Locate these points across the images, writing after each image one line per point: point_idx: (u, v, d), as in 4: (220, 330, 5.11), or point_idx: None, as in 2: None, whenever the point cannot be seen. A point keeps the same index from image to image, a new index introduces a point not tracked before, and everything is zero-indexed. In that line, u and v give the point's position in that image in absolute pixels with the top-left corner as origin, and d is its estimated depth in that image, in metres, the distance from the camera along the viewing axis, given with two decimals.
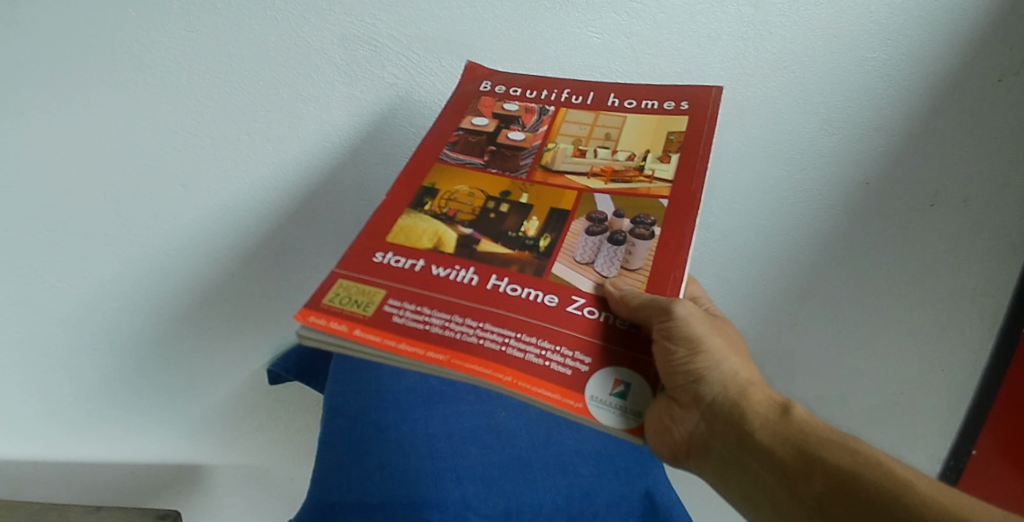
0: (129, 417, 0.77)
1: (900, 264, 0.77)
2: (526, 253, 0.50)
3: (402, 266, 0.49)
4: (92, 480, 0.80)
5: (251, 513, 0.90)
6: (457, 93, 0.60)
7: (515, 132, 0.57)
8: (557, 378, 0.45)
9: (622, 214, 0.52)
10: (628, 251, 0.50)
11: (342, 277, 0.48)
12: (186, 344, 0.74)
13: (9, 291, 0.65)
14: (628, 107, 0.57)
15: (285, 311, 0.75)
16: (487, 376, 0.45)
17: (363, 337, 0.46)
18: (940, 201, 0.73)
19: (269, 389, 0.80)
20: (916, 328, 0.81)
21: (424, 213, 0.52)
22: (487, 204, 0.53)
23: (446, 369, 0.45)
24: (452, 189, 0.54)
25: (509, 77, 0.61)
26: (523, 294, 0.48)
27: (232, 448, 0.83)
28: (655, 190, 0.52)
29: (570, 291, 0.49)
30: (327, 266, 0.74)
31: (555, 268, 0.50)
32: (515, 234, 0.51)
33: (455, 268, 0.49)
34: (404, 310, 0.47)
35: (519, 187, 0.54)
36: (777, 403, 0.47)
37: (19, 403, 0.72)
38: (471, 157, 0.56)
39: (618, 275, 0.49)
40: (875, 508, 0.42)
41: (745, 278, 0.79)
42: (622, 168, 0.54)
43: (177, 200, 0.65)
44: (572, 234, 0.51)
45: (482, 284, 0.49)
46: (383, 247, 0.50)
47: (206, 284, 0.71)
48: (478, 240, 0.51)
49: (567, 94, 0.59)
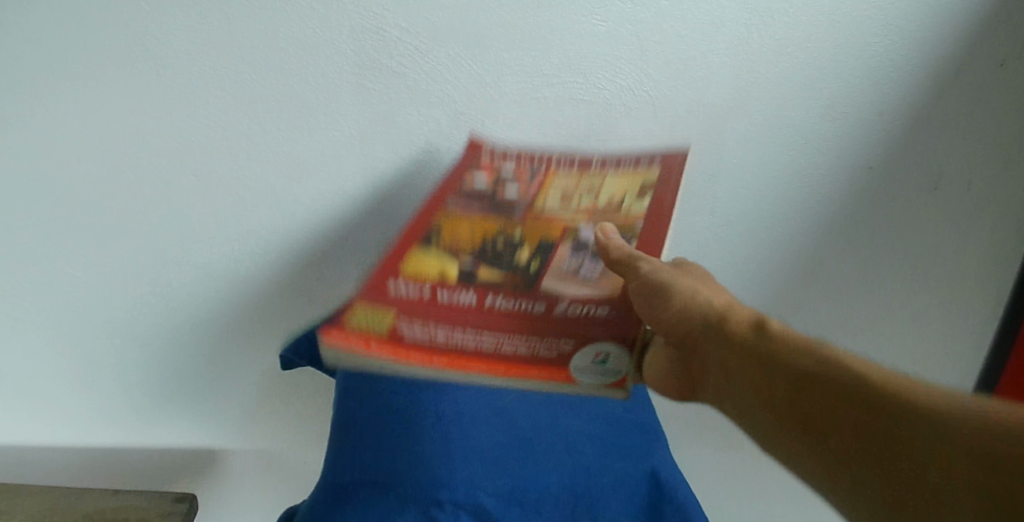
0: (146, 402, 0.79)
1: (904, 250, 0.79)
2: (516, 277, 0.58)
3: (410, 292, 0.55)
4: (115, 462, 0.83)
5: (270, 500, 0.91)
6: (460, 160, 0.62)
7: (510, 189, 0.59)
8: (541, 360, 0.57)
9: (591, 244, 0.59)
10: (602, 266, 0.58)
11: (362, 302, 0.55)
12: (203, 328, 0.76)
13: (39, 272, 0.69)
14: (608, 160, 0.60)
15: (299, 296, 0.76)
16: (482, 369, 0.56)
17: (381, 351, 0.54)
18: (942, 185, 0.74)
19: (283, 375, 0.80)
20: (918, 311, 0.84)
21: (430, 250, 0.56)
22: (485, 242, 0.58)
23: (447, 368, 0.55)
24: (452, 237, 0.57)
25: (509, 152, 0.62)
26: (515, 305, 0.57)
27: (248, 431, 0.84)
28: (623, 217, 0.58)
29: (554, 299, 0.57)
30: (339, 253, 0.74)
31: (543, 283, 0.58)
32: (510, 262, 0.58)
33: (457, 288, 0.56)
34: (414, 327, 0.55)
35: (514, 224, 0.58)
36: (753, 319, 0.49)
37: (49, 380, 0.76)
38: (469, 211, 0.58)
39: (587, 285, 0.58)
40: (901, 418, 0.40)
41: (752, 263, 0.80)
42: (602, 208, 0.59)
43: (192, 189, 0.67)
44: (555, 256, 0.59)
45: (480, 303, 0.57)
46: (398, 273, 0.56)
47: (219, 271, 0.72)
48: (477, 273, 0.57)
49: (561, 156, 0.61)
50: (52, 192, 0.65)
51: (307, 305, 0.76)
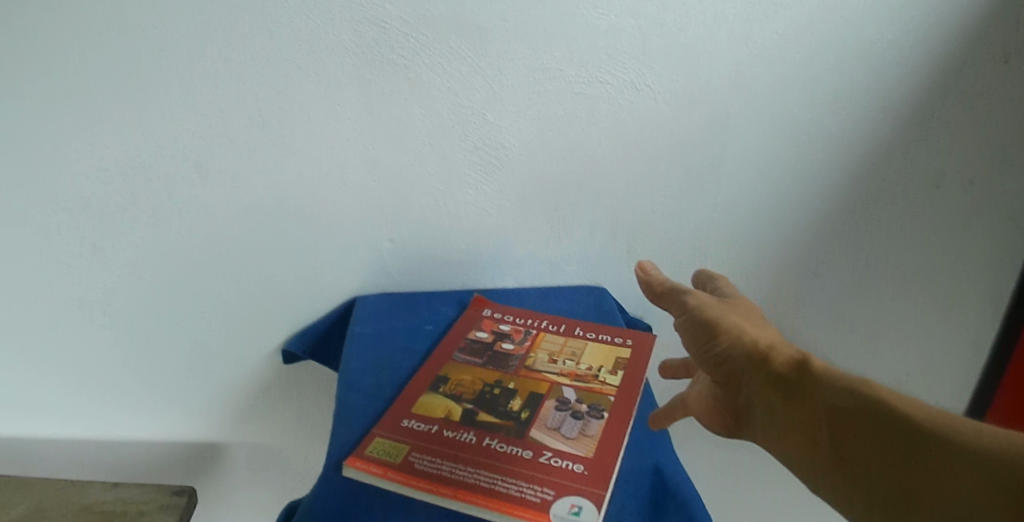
0: (145, 396, 0.79)
1: (907, 249, 0.78)
2: (510, 422, 0.53)
3: (423, 429, 0.52)
4: (111, 457, 0.82)
5: (268, 503, 0.89)
6: (462, 316, 0.69)
7: (506, 343, 0.64)
8: (532, 500, 0.46)
9: (582, 401, 0.56)
10: (585, 424, 0.53)
11: (379, 435, 0.52)
12: (201, 322, 0.75)
13: (36, 265, 0.68)
14: (591, 336, 0.65)
15: (298, 290, 0.75)
16: (479, 504, 0.46)
17: (394, 478, 0.48)
18: (944, 183, 0.74)
19: (282, 369, 0.79)
20: (916, 315, 0.82)
21: (438, 392, 0.57)
22: (486, 388, 0.57)
23: (450, 501, 0.46)
24: (459, 377, 0.59)
25: (508, 307, 0.70)
26: (512, 450, 0.50)
27: (246, 426, 0.83)
28: (606, 389, 0.57)
29: (542, 447, 0.50)
30: (340, 247, 0.73)
31: (532, 433, 0.52)
32: (504, 408, 0.55)
33: (461, 430, 0.52)
34: (424, 458, 0.49)
35: (508, 377, 0.59)
36: (802, 362, 0.45)
37: (46, 373, 0.75)
38: (472, 357, 0.61)
39: (576, 438, 0.52)
40: (970, 466, 0.38)
41: (754, 260, 0.79)
42: (583, 373, 0.60)
43: (191, 182, 0.66)
44: (545, 410, 0.55)
45: (479, 442, 0.51)
46: (408, 415, 0.54)
47: (218, 264, 0.72)
48: (477, 412, 0.54)
49: (547, 323, 0.67)
50: (49, 184, 0.64)
51: (306, 299, 0.75)
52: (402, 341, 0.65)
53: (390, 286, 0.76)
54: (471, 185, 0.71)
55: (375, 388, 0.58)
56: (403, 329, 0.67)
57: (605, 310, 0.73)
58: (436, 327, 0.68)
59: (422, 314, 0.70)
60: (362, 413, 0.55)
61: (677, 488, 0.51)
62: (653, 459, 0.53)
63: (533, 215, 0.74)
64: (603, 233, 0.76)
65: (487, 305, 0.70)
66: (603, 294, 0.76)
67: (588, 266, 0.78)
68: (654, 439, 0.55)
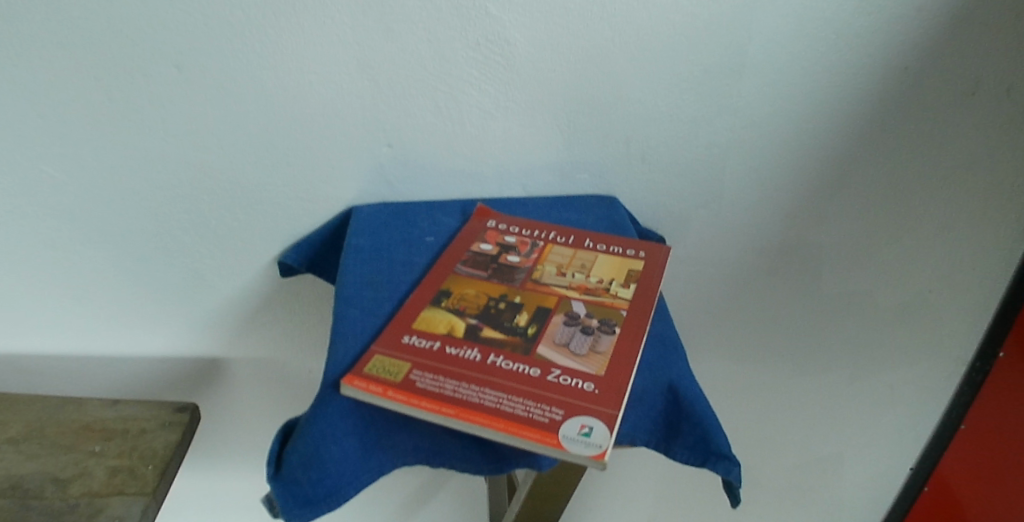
0: (143, 309, 0.77)
1: (938, 160, 0.73)
2: (516, 338, 0.50)
3: (425, 346, 0.49)
4: (115, 372, 0.81)
5: (274, 417, 0.89)
6: (465, 228, 0.65)
7: (512, 256, 0.60)
8: (540, 421, 0.43)
9: (592, 315, 0.53)
10: (596, 340, 0.50)
11: (378, 353, 0.49)
12: (195, 236, 0.72)
13: (22, 174, 0.66)
14: (601, 249, 0.61)
15: (294, 201, 0.71)
16: (484, 425, 0.43)
17: (395, 397, 0.45)
18: (980, 92, 0.69)
19: (282, 283, 0.77)
20: (947, 228, 0.77)
21: (441, 308, 0.53)
22: (491, 303, 0.54)
23: (452, 421, 0.44)
24: (462, 292, 0.55)
25: (513, 217, 0.66)
26: (518, 367, 0.47)
27: (247, 342, 0.81)
28: (618, 303, 0.54)
29: (550, 364, 0.48)
30: (336, 154, 0.68)
31: (540, 350, 0.49)
32: (510, 324, 0.52)
33: (465, 347, 0.49)
34: (426, 377, 0.46)
35: (513, 291, 0.56)
36: None
37: (44, 286, 0.74)
38: (477, 271, 0.58)
39: (586, 355, 0.49)
40: None
41: (774, 169, 0.75)
42: (593, 287, 0.56)
43: (174, 85, 0.62)
44: (553, 325, 0.52)
45: (484, 360, 0.48)
46: (409, 331, 0.51)
47: (208, 173, 0.68)
48: (481, 328, 0.51)
49: (554, 234, 0.64)
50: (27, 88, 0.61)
51: (303, 210, 0.71)
52: (402, 253, 0.61)
53: (389, 196, 0.72)
54: (473, 85, 0.66)
55: (374, 303, 0.55)
56: (403, 241, 0.63)
57: (617, 222, 0.69)
58: (438, 239, 0.64)
59: (424, 226, 0.66)
60: (359, 329, 0.52)
61: (693, 408, 0.49)
62: (668, 377, 0.51)
63: (540, 120, 0.69)
64: (616, 138, 0.71)
65: (491, 216, 0.66)
66: (614, 205, 0.72)
67: (600, 174, 0.73)
68: (669, 354, 0.52)
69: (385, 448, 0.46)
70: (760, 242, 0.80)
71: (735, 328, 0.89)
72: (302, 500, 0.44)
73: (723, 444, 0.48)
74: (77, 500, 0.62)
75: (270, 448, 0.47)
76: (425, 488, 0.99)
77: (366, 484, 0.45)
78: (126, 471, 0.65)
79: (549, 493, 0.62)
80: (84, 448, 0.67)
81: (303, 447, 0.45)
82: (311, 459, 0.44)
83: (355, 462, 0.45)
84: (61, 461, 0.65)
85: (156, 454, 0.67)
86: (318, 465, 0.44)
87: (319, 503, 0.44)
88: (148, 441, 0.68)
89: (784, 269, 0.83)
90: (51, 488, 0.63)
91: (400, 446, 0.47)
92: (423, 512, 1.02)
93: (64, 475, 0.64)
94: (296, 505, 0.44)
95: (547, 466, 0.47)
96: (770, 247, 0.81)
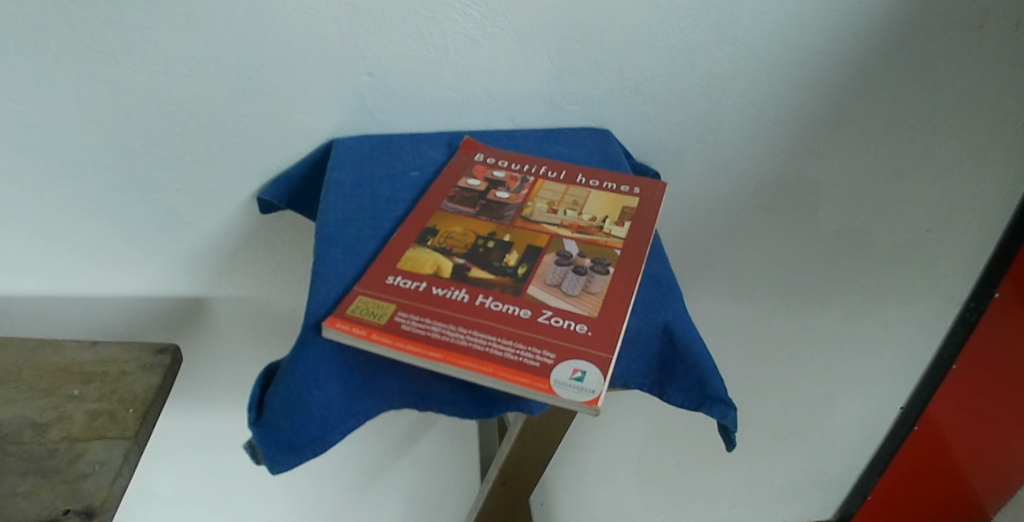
0: (118, 247, 0.74)
1: (937, 97, 0.73)
2: (506, 279, 0.48)
3: (410, 287, 0.47)
4: (92, 314, 0.79)
5: (259, 357, 0.87)
6: (451, 162, 0.61)
7: (501, 193, 0.57)
8: (531, 365, 0.41)
9: (585, 255, 0.50)
10: (589, 280, 0.48)
11: (362, 294, 0.46)
12: (167, 172, 0.69)
13: None
14: (594, 185, 0.59)
15: (271, 135, 0.67)
16: (473, 369, 0.41)
17: (380, 341, 0.43)
18: (983, 25, 0.69)
19: (263, 219, 0.74)
20: (941, 166, 0.79)
21: (426, 246, 0.51)
22: (479, 241, 0.52)
23: (440, 365, 0.42)
24: (449, 230, 0.53)
25: (502, 151, 0.63)
26: (508, 309, 0.45)
27: (228, 281, 0.79)
28: (612, 242, 0.52)
29: (541, 306, 0.46)
30: (313, 84, 0.64)
31: (530, 290, 0.47)
32: (499, 264, 0.50)
33: (452, 288, 0.47)
34: (412, 319, 0.44)
35: (503, 229, 0.53)
36: None
37: (10, 224, 0.70)
38: (464, 208, 0.55)
39: (578, 296, 0.47)
40: None
41: (773, 102, 0.72)
42: (586, 225, 0.54)
43: (138, 10, 0.58)
44: (544, 265, 0.50)
45: (472, 302, 0.46)
46: (393, 271, 0.48)
47: (178, 103, 0.64)
48: (469, 268, 0.49)
49: (545, 169, 0.61)
50: None
51: (281, 145, 0.68)
52: (386, 189, 0.58)
53: (371, 128, 0.68)
54: (458, 9, 0.61)
55: (356, 241, 0.52)
56: (386, 176, 0.60)
57: (610, 156, 0.66)
58: (423, 174, 0.61)
59: (408, 160, 0.62)
60: (341, 268, 0.49)
61: (688, 350, 0.48)
62: (663, 318, 0.49)
63: (529, 48, 0.65)
64: (609, 68, 0.67)
65: (478, 149, 0.63)
66: (607, 137, 0.68)
67: (591, 106, 0.69)
68: (664, 295, 0.51)
69: (370, 392, 0.45)
70: (757, 177, 0.78)
71: (729, 269, 0.86)
72: (285, 447, 0.42)
73: (719, 387, 0.47)
74: (56, 445, 0.61)
75: (251, 393, 0.44)
76: (413, 425, 1.00)
77: (352, 428, 0.44)
78: (106, 414, 0.63)
79: (539, 432, 0.62)
80: (63, 392, 0.65)
81: (285, 392, 0.43)
82: (295, 404, 0.43)
83: (340, 407, 0.44)
84: (39, 406, 0.63)
85: (136, 397, 0.65)
86: (302, 411, 0.43)
87: (303, 449, 0.43)
88: (129, 383, 0.67)
89: (780, 205, 0.80)
90: (30, 432, 0.61)
91: (386, 390, 0.45)
92: (411, 449, 1.03)
93: (43, 419, 0.62)
94: (279, 452, 0.42)
95: (538, 410, 0.46)
96: (768, 183, 0.78)
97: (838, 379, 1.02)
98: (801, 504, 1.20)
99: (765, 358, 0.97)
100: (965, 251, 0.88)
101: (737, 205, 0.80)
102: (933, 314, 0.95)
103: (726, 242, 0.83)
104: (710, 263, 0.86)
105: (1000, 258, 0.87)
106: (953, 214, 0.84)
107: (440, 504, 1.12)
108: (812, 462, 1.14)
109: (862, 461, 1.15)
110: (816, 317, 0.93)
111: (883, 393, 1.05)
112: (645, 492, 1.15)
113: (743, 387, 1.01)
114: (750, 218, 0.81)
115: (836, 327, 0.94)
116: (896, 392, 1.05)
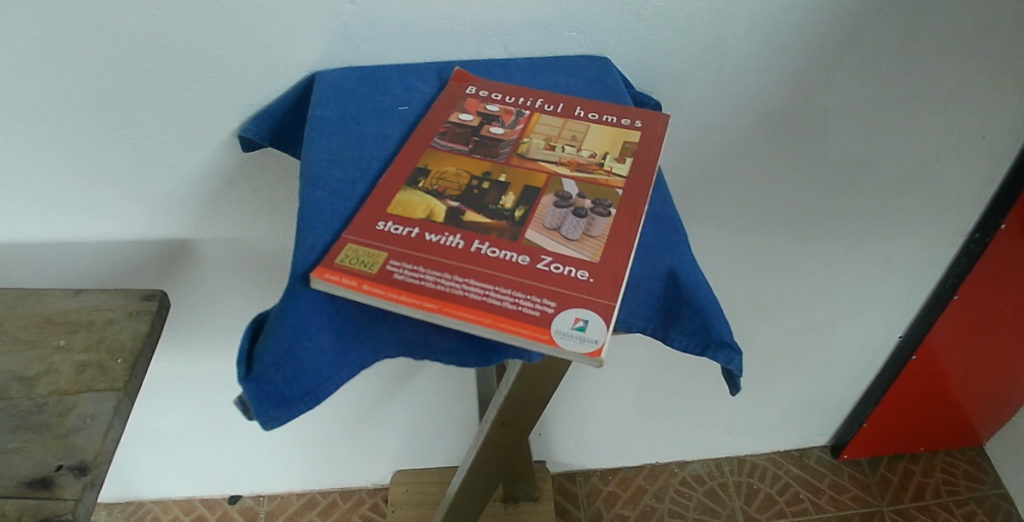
0: (97, 192, 0.71)
1: (958, 18, 0.69)
2: (502, 223, 0.46)
3: (402, 234, 0.45)
4: (77, 260, 0.77)
5: (250, 297, 0.85)
6: (442, 95, 0.58)
7: (496, 128, 0.54)
8: (531, 315, 0.40)
9: (584, 196, 0.48)
10: (590, 223, 0.46)
11: (351, 242, 0.44)
12: (142, 113, 0.65)
13: None
14: (593, 118, 0.55)
15: (249, 71, 0.63)
16: (470, 320, 0.40)
17: (372, 292, 0.41)
18: None
19: (246, 159, 0.70)
20: (955, 92, 0.75)
21: (418, 189, 0.48)
22: (473, 183, 0.49)
23: (435, 316, 0.40)
24: (441, 171, 0.50)
25: (495, 83, 0.59)
26: (506, 256, 0.43)
27: (215, 223, 0.76)
28: (614, 182, 0.50)
29: (542, 251, 0.44)
30: (291, 12, 0.60)
31: (529, 235, 0.45)
32: (495, 207, 0.47)
33: (446, 234, 0.45)
34: (405, 268, 0.42)
35: (498, 169, 0.50)
36: None
37: None
38: (457, 145, 0.52)
39: (579, 240, 0.45)
40: None
41: (781, 28, 0.68)
42: (586, 162, 0.51)
43: None
44: (543, 206, 0.47)
45: (468, 248, 0.44)
46: (384, 216, 0.46)
47: (147, 37, 0.59)
48: (463, 212, 0.46)
49: (541, 102, 0.57)
50: None
51: (262, 81, 0.63)
52: (373, 125, 0.55)
53: (356, 59, 0.64)
54: None
55: (344, 183, 0.49)
56: (372, 111, 0.56)
57: (610, 86, 0.62)
58: (412, 108, 0.57)
59: (396, 93, 0.58)
60: (328, 213, 0.47)
61: (693, 294, 0.46)
62: (668, 262, 0.47)
63: None
64: None
65: (470, 81, 0.59)
66: (606, 67, 0.64)
67: (590, 32, 0.65)
68: (669, 237, 0.48)
69: (364, 341, 0.44)
70: (763, 105, 0.74)
71: (732, 199, 0.84)
72: (278, 401, 0.41)
73: (726, 332, 0.45)
74: (44, 399, 0.60)
75: (240, 346, 0.42)
76: (410, 363, 0.99)
77: (346, 379, 0.43)
78: (95, 366, 0.62)
79: (539, 374, 0.62)
80: (48, 342, 0.64)
81: (275, 345, 0.41)
82: (286, 357, 0.41)
83: (333, 357, 0.42)
84: (25, 360, 0.62)
85: (124, 346, 0.64)
86: (293, 364, 0.41)
87: (296, 402, 0.41)
88: (115, 332, 0.65)
89: (785, 135, 0.77)
90: (17, 387, 0.60)
91: (380, 339, 0.44)
92: (409, 385, 1.03)
93: (30, 372, 0.62)
94: (271, 406, 0.41)
95: (537, 358, 0.45)
96: (773, 111, 0.75)
97: (835, 308, 1.01)
98: (796, 430, 1.22)
99: (763, 289, 0.97)
100: (973, 179, 0.85)
101: (741, 135, 0.77)
102: (936, 244, 0.93)
103: (728, 173, 0.81)
104: (712, 195, 0.83)
105: (1010, 187, 0.85)
106: (965, 142, 0.81)
107: (440, 437, 1.13)
108: (806, 389, 1.15)
109: (856, 389, 1.16)
110: (816, 247, 0.92)
111: (880, 321, 1.05)
112: (642, 420, 1.16)
113: (741, 318, 1.01)
114: (754, 148, 0.78)
115: (836, 255, 0.93)
116: (893, 321, 1.05)
